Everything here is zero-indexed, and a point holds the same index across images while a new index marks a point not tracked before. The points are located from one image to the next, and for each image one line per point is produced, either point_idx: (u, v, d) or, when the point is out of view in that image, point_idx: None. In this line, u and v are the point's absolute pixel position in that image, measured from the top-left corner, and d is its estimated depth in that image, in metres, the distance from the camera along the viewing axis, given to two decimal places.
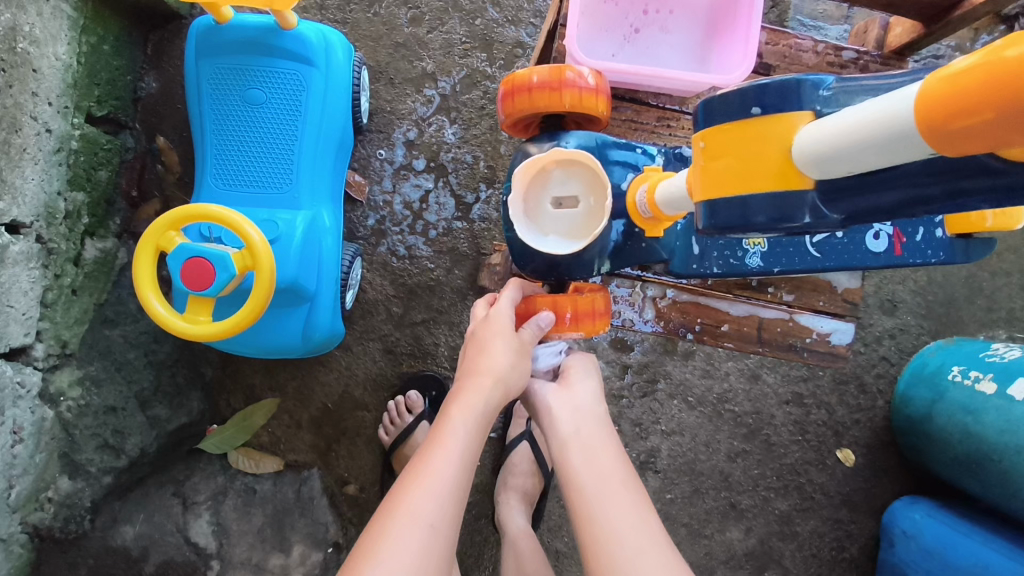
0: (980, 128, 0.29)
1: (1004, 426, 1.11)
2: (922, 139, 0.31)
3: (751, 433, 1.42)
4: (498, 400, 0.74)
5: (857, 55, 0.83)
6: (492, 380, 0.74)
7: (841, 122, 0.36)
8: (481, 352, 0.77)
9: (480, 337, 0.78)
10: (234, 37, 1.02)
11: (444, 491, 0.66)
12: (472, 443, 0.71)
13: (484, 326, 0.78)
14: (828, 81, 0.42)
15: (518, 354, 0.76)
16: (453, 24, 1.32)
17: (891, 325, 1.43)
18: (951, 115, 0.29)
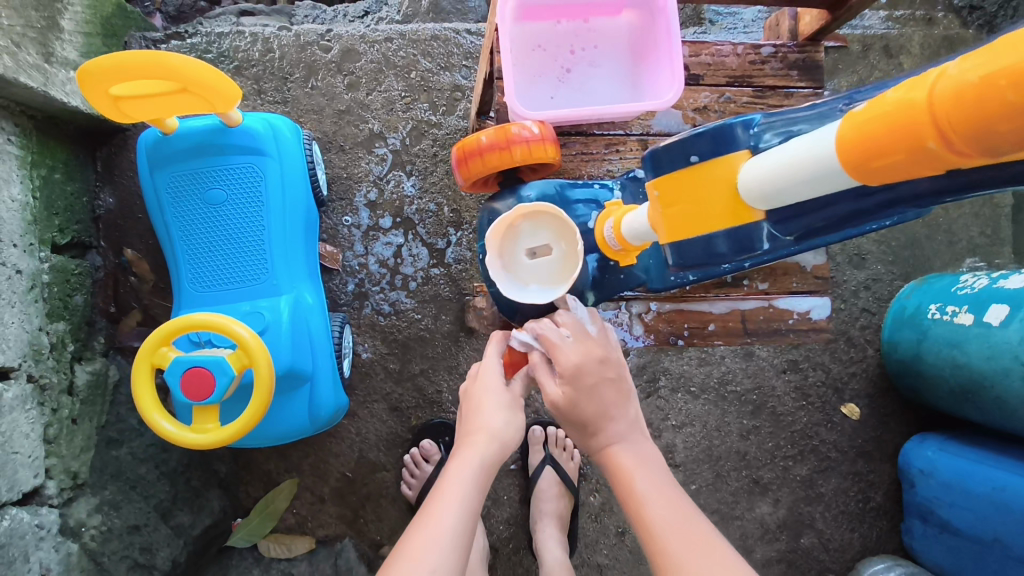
0: (893, 166, 0.33)
1: (989, 353, 1.17)
2: (849, 173, 0.36)
3: (758, 408, 1.46)
4: (495, 454, 0.74)
5: (775, 50, 0.88)
6: (487, 435, 0.74)
7: (777, 159, 0.41)
8: (475, 412, 0.77)
9: (474, 395, 0.80)
10: (183, 144, 1.05)
11: (446, 541, 0.65)
12: (474, 497, 0.70)
13: (477, 385, 0.80)
14: (756, 120, 0.47)
15: (512, 408, 0.77)
16: (389, 82, 1.36)
17: (864, 277, 1.49)
18: (869, 156, 0.34)
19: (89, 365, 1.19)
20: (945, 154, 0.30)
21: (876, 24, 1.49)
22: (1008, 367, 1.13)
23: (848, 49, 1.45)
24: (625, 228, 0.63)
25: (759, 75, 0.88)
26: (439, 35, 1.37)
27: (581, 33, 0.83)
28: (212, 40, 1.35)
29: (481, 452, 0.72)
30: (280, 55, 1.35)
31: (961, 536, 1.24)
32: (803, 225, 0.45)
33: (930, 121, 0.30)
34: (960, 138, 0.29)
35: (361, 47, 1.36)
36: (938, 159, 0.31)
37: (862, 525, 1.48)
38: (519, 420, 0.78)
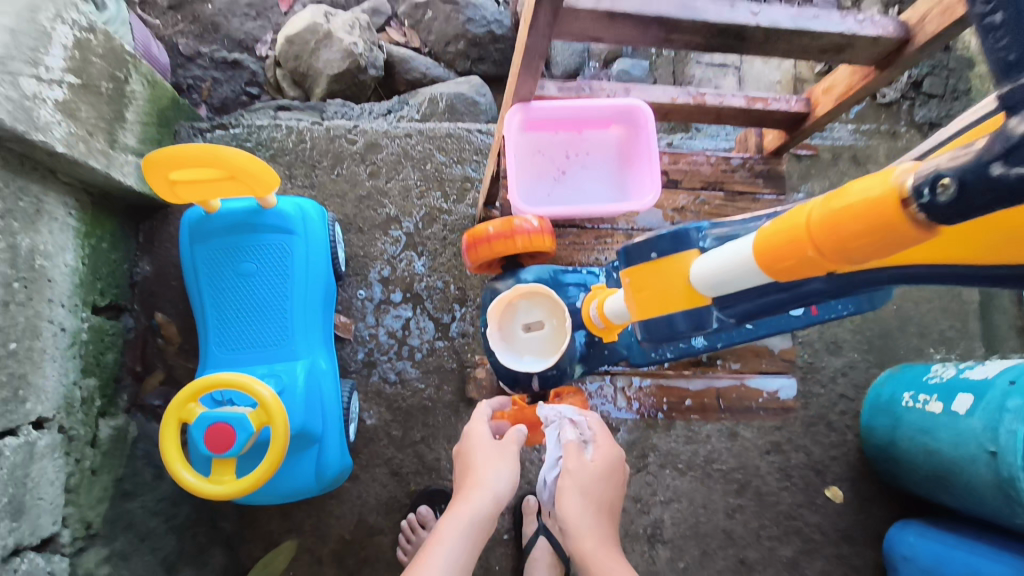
0: (789, 267, 0.44)
1: (957, 439, 1.24)
2: (764, 270, 0.47)
3: (742, 487, 1.50)
4: (490, 509, 0.81)
5: (742, 161, 1.03)
6: (485, 492, 0.82)
7: (717, 262, 0.51)
8: (474, 467, 0.85)
9: (469, 451, 0.88)
10: (222, 222, 1.18)
11: None
12: (465, 550, 0.78)
13: (470, 441, 0.89)
14: (703, 228, 0.58)
15: (505, 468, 0.85)
16: (407, 172, 1.51)
17: (841, 363, 1.58)
18: (774, 259, 0.45)
19: (112, 420, 1.27)
20: (820, 262, 0.42)
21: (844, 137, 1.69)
22: (974, 454, 1.20)
23: (818, 157, 1.63)
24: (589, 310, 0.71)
25: (729, 181, 1.02)
26: (454, 133, 1.54)
27: (574, 142, 0.97)
28: (252, 131, 1.52)
29: (474, 508, 0.80)
30: (311, 145, 1.52)
31: None
32: (741, 309, 0.55)
33: (807, 237, 0.41)
34: (825, 251, 0.40)
35: (384, 141, 1.53)
36: (817, 265, 0.42)
37: None
38: (514, 473, 0.85)
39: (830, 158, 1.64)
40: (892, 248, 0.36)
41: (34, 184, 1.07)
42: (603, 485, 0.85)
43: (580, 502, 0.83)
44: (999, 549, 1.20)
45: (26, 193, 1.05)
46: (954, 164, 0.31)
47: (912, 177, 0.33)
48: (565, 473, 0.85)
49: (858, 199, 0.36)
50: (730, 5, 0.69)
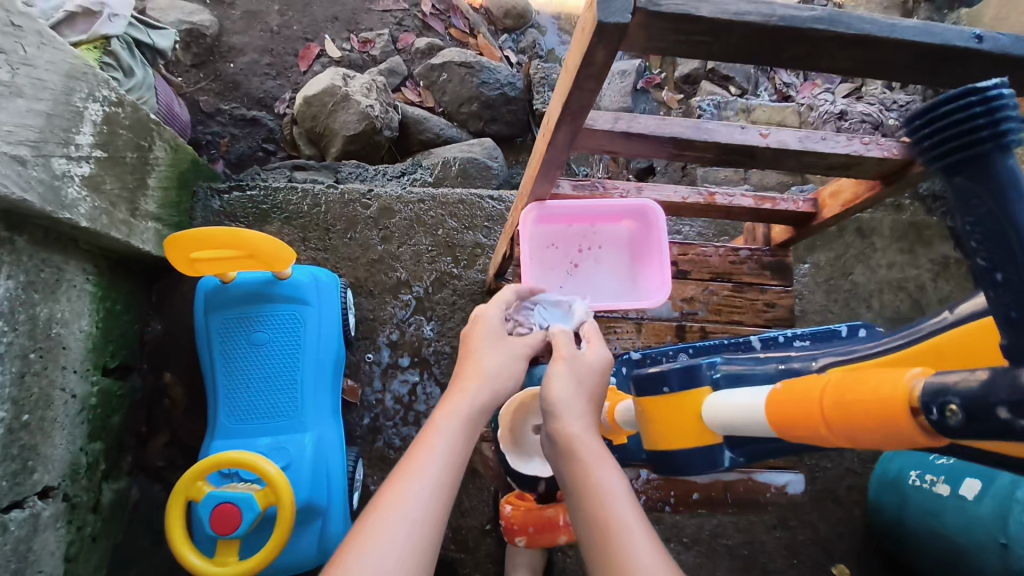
0: (798, 433, 0.46)
1: (964, 525, 1.22)
2: (769, 427, 0.50)
3: (749, 563, 1.49)
4: (485, 398, 0.74)
5: (750, 253, 1.06)
6: (479, 379, 0.76)
7: (726, 409, 0.54)
8: (470, 359, 0.79)
9: (469, 344, 0.82)
10: (237, 291, 1.20)
11: (425, 488, 0.62)
12: (462, 443, 0.69)
13: (473, 332, 0.83)
14: (716, 363, 0.61)
15: (508, 356, 0.81)
16: (419, 237, 1.54)
17: None
18: (782, 425, 0.47)
19: (114, 483, 1.28)
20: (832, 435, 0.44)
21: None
22: (981, 542, 1.18)
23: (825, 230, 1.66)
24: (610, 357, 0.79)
25: (737, 273, 1.05)
26: (466, 200, 1.57)
27: (588, 236, 0.99)
28: (268, 194, 1.55)
29: (466, 393, 0.74)
30: (326, 209, 1.54)
31: None
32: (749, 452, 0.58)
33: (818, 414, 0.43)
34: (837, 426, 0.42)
35: (397, 206, 1.55)
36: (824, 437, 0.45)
37: None
38: (512, 367, 0.80)
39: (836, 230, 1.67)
40: (887, 437, 0.38)
41: (55, 254, 1.09)
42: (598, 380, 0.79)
43: (570, 388, 0.76)
44: None
45: (48, 264, 1.07)
46: (962, 390, 0.34)
47: (923, 384, 0.36)
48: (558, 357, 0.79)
49: (878, 387, 0.38)
50: (741, 127, 0.72)
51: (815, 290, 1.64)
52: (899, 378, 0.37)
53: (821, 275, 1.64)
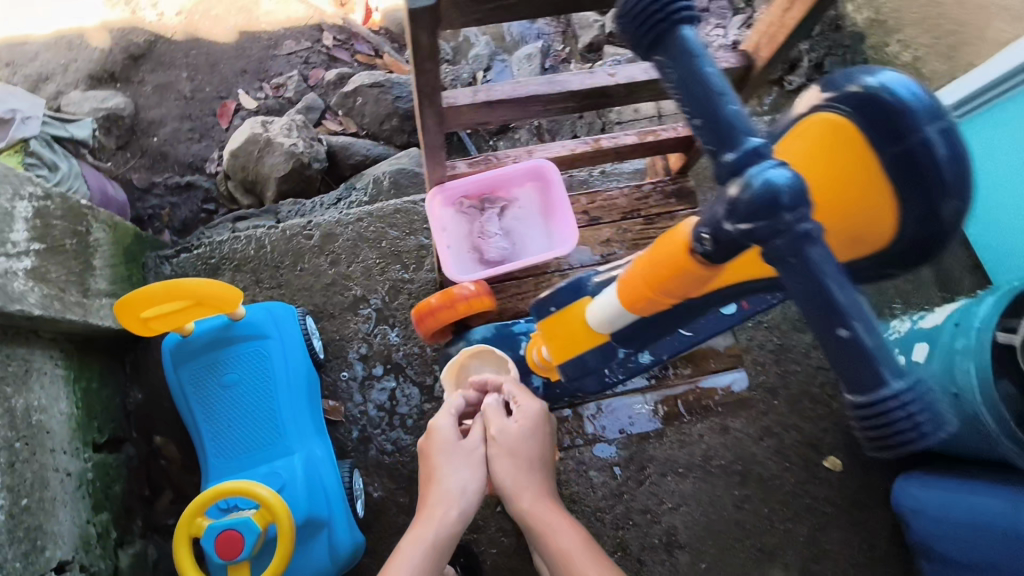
0: (649, 291, 0.80)
1: (923, 387, 1.32)
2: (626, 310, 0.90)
3: (745, 477, 1.55)
4: (461, 509, 0.97)
5: (653, 187, 1.25)
6: (451, 499, 0.96)
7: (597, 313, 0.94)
8: (438, 475, 0.99)
9: (432, 453, 1.02)
10: (200, 341, 1.27)
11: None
12: (430, 560, 0.93)
13: (430, 447, 1.02)
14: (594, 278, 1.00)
15: (471, 460, 1.00)
16: (365, 253, 1.60)
17: (809, 338, 1.65)
18: (631, 303, 0.87)
19: (130, 548, 1.35)
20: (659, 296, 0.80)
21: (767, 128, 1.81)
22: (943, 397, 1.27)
23: None
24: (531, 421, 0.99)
25: (646, 207, 1.23)
26: (401, 208, 1.64)
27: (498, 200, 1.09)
28: (214, 248, 1.61)
29: (441, 516, 0.95)
30: (271, 248, 1.61)
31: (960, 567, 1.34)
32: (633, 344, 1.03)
33: (646, 289, 0.81)
34: (655, 292, 0.80)
35: (338, 229, 1.62)
36: (667, 292, 0.79)
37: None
38: (472, 465, 0.99)
39: None
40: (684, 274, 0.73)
41: (18, 347, 1.16)
42: (534, 444, 1.01)
43: (520, 467, 0.98)
44: (995, 487, 1.28)
45: (13, 357, 1.13)
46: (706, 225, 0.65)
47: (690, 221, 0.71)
48: (491, 441, 0.99)
49: (654, 253, 0.79)
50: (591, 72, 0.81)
51: None
52: (679, 234, 0.72)
53: None
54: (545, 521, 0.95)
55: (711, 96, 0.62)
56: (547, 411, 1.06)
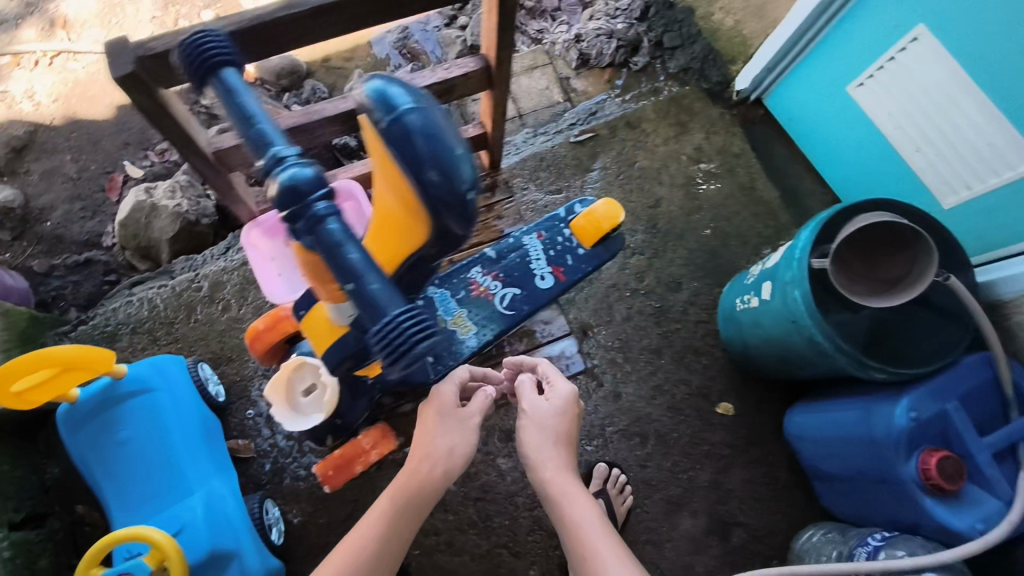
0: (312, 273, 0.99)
1: (775, 322, 1.41)
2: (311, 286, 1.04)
3: (645, 436, 1.64)
4: (422, 475, 1.07)
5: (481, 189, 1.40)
6: (426, 462, 1.08)
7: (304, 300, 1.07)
8: (423, 440, 1.10)
9: (427, 417, 1.14)
10: (90, 405, 1.33)
11: (387, 533, 1.04)
12: (404, 514, 1.05)
13: (432, 410, 1.14)
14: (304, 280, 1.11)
15: (464, 427, 1.13)
16: (254, 294, 1.68)
17: (685, 296, 1.75)
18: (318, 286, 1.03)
19: None
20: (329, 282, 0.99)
21: (624, 107, 1.93)
22: (789, 328, 1.36)
23: (597, 137, 1.87)
24: (573, 407, 1.24)
25: None
26: None
27: None
28: (108, 316, 1.68)
29: (416, 472, 1.07)
30: (163, 306, 1.68)
31: (844, 480, 1.45)
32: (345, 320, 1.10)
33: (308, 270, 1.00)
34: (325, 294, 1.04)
35: (225, 276, 1.70)
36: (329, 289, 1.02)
37: (781, 505, 1.61)
38: (453, 432, 1.11)
39: (607, 134, 1.88)
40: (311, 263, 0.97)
41: None
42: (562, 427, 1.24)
43: (540, 439, 1.22)
44: (850, 401, 1.40)
45: None
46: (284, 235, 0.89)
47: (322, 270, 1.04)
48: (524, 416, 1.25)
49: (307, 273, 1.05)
50: None
51: (610, 188, 1.82)
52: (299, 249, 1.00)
53: (611, 175, 1.83)
54: (560, 485, 1.16)
55: (255, 135, 0.89)
56: (575, 397, 1.29)
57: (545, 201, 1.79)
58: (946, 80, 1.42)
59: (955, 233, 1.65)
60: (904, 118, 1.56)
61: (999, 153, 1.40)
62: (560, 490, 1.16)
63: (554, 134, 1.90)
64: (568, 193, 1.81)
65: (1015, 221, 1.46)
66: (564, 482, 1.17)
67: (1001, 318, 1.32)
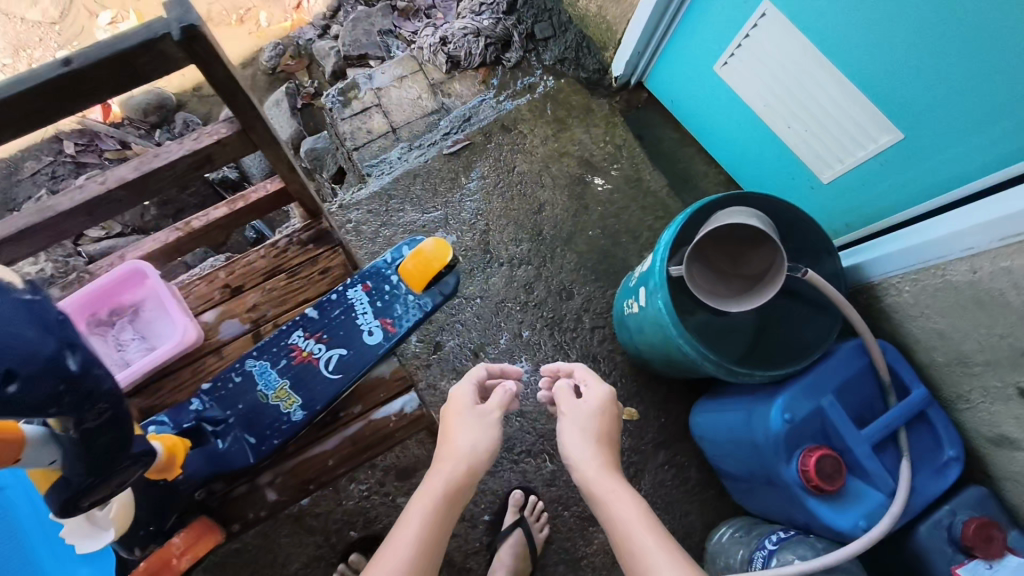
0: None
1: (651, 330, 1.36)
2: None
3: (550, 454, 1.59)
4: (461, 466, 1.00)
5: (288, 237, 1.11)
6: (456, 453, 1.02)
7: None
8: (448, 436, 1.06)
9: (448, 417, 1.12)
10: None
11: (415, 530, 0.89)
12: (434, 510, 0.93)
13: (455, 408, 1.11)
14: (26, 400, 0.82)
15: (485, 421, 1.09)
16: None
17: (579, 303, 1.69)
18: None
19: None
20: None
21: (500, 109, 1.85)
22: (662, 337, 1.31)
23: (472, 146, 1.78)
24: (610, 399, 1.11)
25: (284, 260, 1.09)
26: None
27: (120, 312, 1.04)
28: None
29: (446, 464, 1.00)
30: None
31: (742, 480, 1.40)
32: None
33: None
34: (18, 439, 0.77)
35: None
36: None
37: (694, 505, 1.58)
38: (470, 429, 1.07)
39: (483, 141, 1.80)
40: None
41: None
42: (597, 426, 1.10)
43: (577, 435, 1.09)
44: (737, 399, 1.35)
45: None
46: None
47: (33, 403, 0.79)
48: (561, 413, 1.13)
49: None
50: (79, 187, 0.81)
51: (489, 199, 1.74)
52: None
53: (489, 184, 1.75)
54: (604, 485, 1.00)
55: None
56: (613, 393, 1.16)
57: (423, 220, 1.71)
58: (804, 57, 1.36)
59: (822, 209, 1.62)
60: (771, 96, 1.50)
61: (861, 125, 1.36)
62: (610, 490, 1.00)
63: (427, 147, 1.81)
64: (446, 210, 1.72)
65: (887, 193, 1.42)
66: (606, 482, 1.01)
67: (874, 300, 1.29)
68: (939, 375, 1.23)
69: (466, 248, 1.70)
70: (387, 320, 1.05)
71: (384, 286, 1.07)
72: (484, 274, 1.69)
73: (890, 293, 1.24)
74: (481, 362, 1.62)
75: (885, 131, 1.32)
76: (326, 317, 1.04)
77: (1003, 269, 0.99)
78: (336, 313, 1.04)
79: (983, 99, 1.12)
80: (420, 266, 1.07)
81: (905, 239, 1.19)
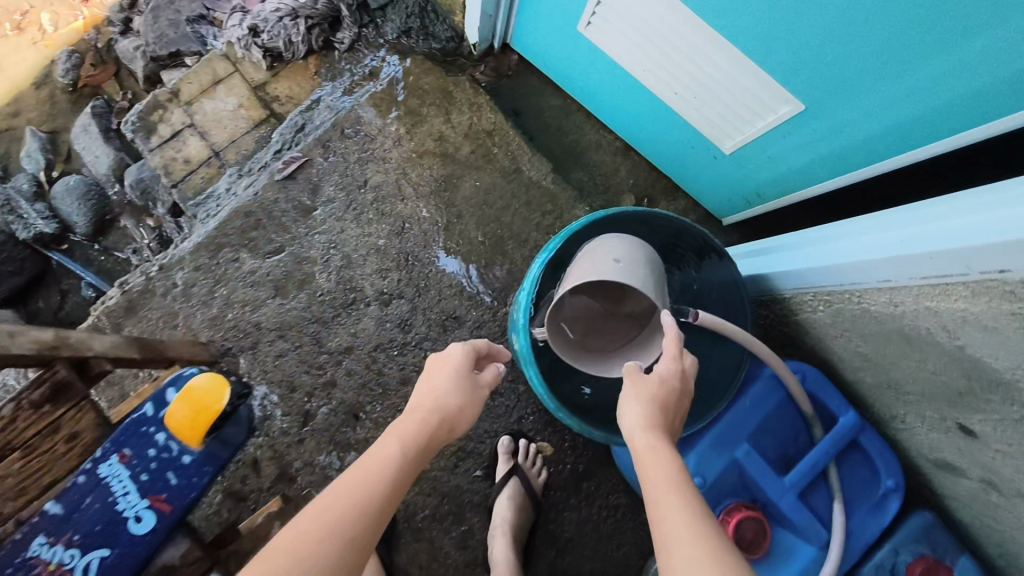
0: None
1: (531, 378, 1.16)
2: None
3: (460, 511, 1.40)
4: (429, 426, 0.84)
5: None
6: (428, 415, 0.85)
7: None
8: (426, 389, 0.89)
9: (436, 367, 0.93)
10: None
11: (358, 494, 0.71)
12: (381, 483, 0.74)
13: (444, 362, 0.93)
14: None
15: (470, 391, 0.91)
16: None
17: (467, 332, 1.45)
18: None
19: None
20: None
21: (339, 108, 1.51)
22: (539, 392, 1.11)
23: (310, 162, 1.46)
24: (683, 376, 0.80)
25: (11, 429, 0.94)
26: None
27: None
28: None
29: (411, 425, 0.82)
30: None
31: None
32: None
33: None
34: None
35: None
36: None
37: (627, 535, 1.43)
38: (453, 390, 0.89)
39: (323, 153, 1.47)
40: None
41: None
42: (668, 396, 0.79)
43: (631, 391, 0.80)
44: None
45: None
46: None
47: None
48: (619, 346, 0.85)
49: None
50: None
51: (342, 225, 1.44)
52: None
53: (339, 207, 1.45)
54: (648, 450, 0.71)
55: None
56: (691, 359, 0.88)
57: (266, 266, 1.41)
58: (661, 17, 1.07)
59: (739, 176, 1.36)
60: (647, 61, 1.20)
61: (752, 95, 1.09)
62: (662, 464, 0.68)
63: (258, 171, 1.48)
64: (292, 248, 1.42)
65: (798, 160, 1.18)
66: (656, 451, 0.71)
67: (787, 312, 1.08)
68: (868, 394, 1.04)
69: (324, 291, 1.42)
70: (155, 499, 1.01)
71: (142, 451, 1.02)
72: (351, 319, 1.42)
73: (803, 309, 1.02)
74: (363, 424, 1.41)
75: (785, 99, 1.05)
76: (79, 510, 0.94)
77: (928, 310, 0.76)
78: (86, 503, 0.95)
79: (888, 61, 0.86)
80: (197, 413, 1.09)
81: (808, 250, 0.98)
